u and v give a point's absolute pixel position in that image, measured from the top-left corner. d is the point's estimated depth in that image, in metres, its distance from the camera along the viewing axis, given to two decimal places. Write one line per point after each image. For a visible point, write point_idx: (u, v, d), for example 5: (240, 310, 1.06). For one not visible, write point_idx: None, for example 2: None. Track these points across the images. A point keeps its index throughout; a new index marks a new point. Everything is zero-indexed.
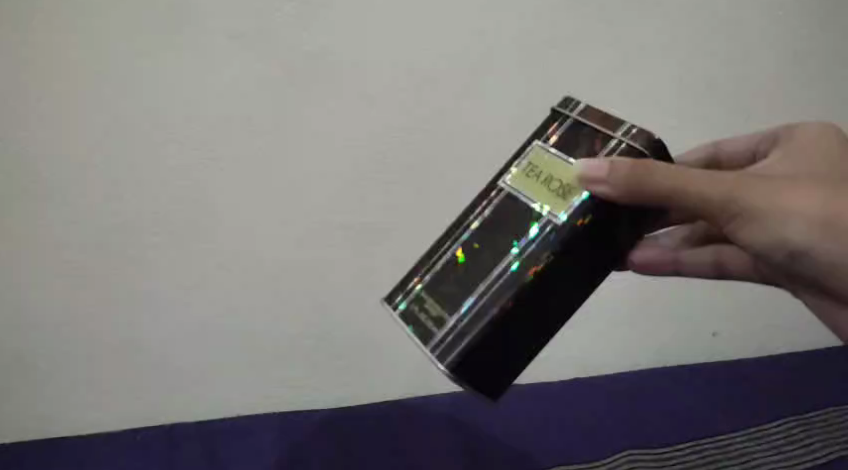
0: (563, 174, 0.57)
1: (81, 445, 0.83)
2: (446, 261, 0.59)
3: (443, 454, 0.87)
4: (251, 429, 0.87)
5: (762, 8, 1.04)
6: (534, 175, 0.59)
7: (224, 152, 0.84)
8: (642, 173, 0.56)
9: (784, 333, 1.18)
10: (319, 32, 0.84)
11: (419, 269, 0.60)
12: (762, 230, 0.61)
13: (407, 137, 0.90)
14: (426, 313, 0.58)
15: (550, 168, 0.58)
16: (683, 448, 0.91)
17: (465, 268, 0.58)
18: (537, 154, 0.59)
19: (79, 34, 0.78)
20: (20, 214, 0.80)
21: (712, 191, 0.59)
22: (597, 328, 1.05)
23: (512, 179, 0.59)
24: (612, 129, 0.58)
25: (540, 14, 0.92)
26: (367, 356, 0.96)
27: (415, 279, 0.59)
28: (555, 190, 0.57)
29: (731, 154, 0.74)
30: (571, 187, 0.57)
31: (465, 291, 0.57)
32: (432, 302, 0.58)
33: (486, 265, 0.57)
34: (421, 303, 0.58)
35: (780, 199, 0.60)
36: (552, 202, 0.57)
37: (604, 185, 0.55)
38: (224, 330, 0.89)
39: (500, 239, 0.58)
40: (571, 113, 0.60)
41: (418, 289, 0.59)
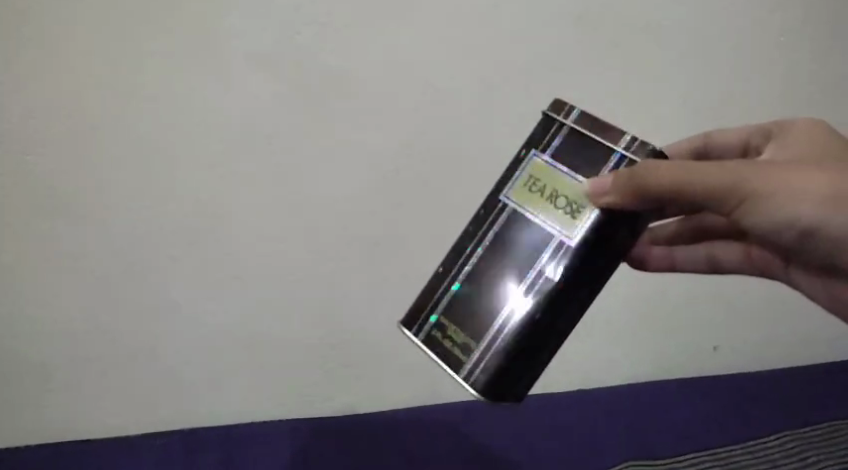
0: (568, 191, 0.59)
1: (100, 452, 0.86)
2: (463, 283, 0.61)
3: (449, 460, 0.91)
4: (265, 436, 0.90)
5: (769, 33, 1.06)
6: (537, 190, 0.60)
7: (241, 169, 0.86)
8: (645, 176, 0.57)
9: (781, 349, 1.20)
10: (337, 52, 0.85)
11: (435, 293, 0.62)
12: (770, 210, 0.62)
13: (420, 156, 0.92)
14: (451, 337, 0.60)
15: (553, 181, 0.59)
16: (681, 459, 0.95)
17: (484, 288, 0.60)
18: (537, 168, 0.61)
19: (105, 53, 0.78)
20: (44, 226, 0.81)
21: (714, 178, 0.60)
22: (604, 342, 1.08)
23: (516, 194, 0.61)
24: (615, 141, 0.59)
25: (553, 38, 0.93)
26: (375, 365, 0.99)
27: (434, 303, 0.61)
28: (562, 208, 0.59)
29: (721, 146, 0.75)
30: (579, 205, 0.58)
31: (486, 315, 0.60)
32: (455, 327, 0.60)
33: (504, 284, 0.60)
34: (444, 328, 0.61)
35: (788, 181, 0.61)
36: (562, 221, 0.59)
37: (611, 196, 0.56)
38: (239, 340, 0.92)
39: (514, 257, 0.60)
40: (566, 121, 0.60)
41: (438, 313, 0.61)
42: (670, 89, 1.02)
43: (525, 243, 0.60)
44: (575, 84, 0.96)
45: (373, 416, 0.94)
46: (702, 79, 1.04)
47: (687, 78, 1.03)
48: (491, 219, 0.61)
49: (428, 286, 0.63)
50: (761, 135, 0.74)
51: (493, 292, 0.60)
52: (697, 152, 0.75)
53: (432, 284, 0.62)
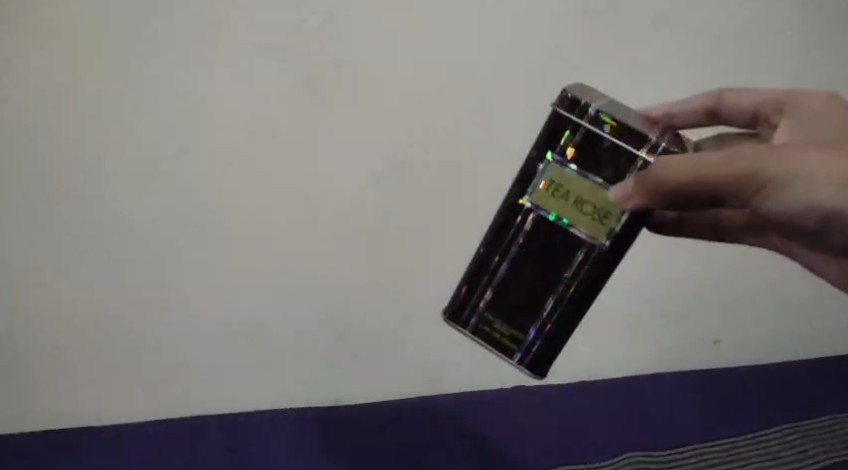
0: (592, 195, 0.62)
1: (105, 439, 0.86)
2: (500, 282, 0.67)
3: (456, 450, 0.92)
4: (273, 424, 0.91)
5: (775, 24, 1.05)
6: (561, 194, 0.63)
7: (247, 160, 0.86)
8: (662, 177, 0.58)
9: (781, 342, 1.22)
10: (347, 43, 0.84)
11: (476, 292, 0.68)
12: (792, 197, 0.58)
13: (426, 147, 0.93)
14: (499, 331, 0.68)
15: (575, 184, 0.63)
16: (682, 451, 0.95)
17: (518, 283, 0.67)
18: (560, 170, 0.63)
19: (111, 43, 0.77)
20: (53, 215, 0.81)
21: (729, 168, 0.58)
22: (607, 332, 1.09)
23: (540, 198, 0.64)
24: (636, 145, 0.62)
25: (559, 30, 0.93)
26: (377, 353, 1.02)
27: (477, 302, 0.68)
28: (589, 213, 0.63)
29: (732, 110, 0.75)
30: (604, 210, 0.62)
31: (522, 308, 0.67)
32: (499, 321, 0.68)
33: (534, 278, 0.67)
34: (490, 323, 0.68)
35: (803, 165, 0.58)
36: (590, 225, 0.63)
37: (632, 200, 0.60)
38: (245, 328, 0.95)
39: (542, 256, 0.66)
40: (583, 122, 0.62)
41: (483, 310, 0.68)
42: (676, 81, 1.02)
43: (549, 245, 0.65)
44: (579, 76, 0.96)
45: (376, 407, 0.95)
46: (709, 73, 1.04)
47: (693, 72, 1.03)
48: (517, 224, 0.65)
49: (468, 283, 0.68)
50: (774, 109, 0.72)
51: (525, 287, 0.67)
52: (708, 112, 0.76)
53: (472, 283, 0.68)
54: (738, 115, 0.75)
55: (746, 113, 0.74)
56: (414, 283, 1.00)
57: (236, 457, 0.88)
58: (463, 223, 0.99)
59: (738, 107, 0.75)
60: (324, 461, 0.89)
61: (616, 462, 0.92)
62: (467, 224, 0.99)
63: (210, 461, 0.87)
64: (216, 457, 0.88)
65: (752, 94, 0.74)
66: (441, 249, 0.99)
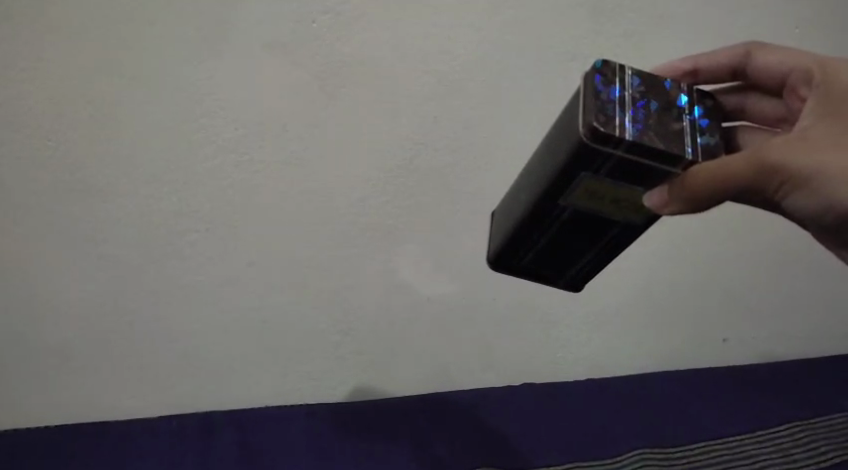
0: (627, 196, 0.63)
1: (118, 430, 0.88)
2: (535, 251, 0.72)
3: (464, 446, 0.92)
4: (281, 419, 0.92)
5: (789, 20, 1.04)
6: (597, 197, 0.64)
7: (258, 156, 0.87)
8: (692, 171, 0.59)
9: (797, 341, 1.20)
10: (354, 42, 0.86)
11: (515, 253, 0.74)
12: (810, 195, 0.59)
13: (435, 144, 0.93)
14: (538, 276, 0.76)
15: (610, 191, 0.63)
16: (692, 447, 0.96)
17: (552, 253, 0.72)
18: (594, 184, 0.62)
19: (126, 44, 0.80)
20: (68, 208, 0.83)
21: (761, 165, 0.59)
22: (617, 330, 1.09)
23: (575, 199, 0.64)
24: (670, 164, 0.60)
25: (568, 27, 0.93)
26: (391, 354, 1.01)
27: (517, 259, 0.75)
28: (625, 207, 0.64)
29: (760, 69, 0.73)
30: (638, 204, 0.64)
31: (560, 262, 0.73)
32: (538, 272, 0.75)
33: (567, 249, 0.71)
34: (531, 271, 0.76)
35: (819, 156, 0.59)
36: (628, 215, 0.65)
37: (669, 206, 0.60)
38: (254, 325, 0.94)
39: (572, 235, 0.69)
40: (615, 153, 0.59)
41: (523, 264, 0.75)
42: None
43: (585, 226, 0.67)
44: None
45: (386, 402, 0.96)
46: None
47: None
48: (552, 214, 0.67)
49: (507, 245, 0.74)
50: (804, 79, 0.68)
51: (562, 251, 0.71)
52: (732, 68, 0.74)
53: (510, 245, 0.74)
54: (763, 74, 0.73)
55: (773, 77, 0.72)
56: (426, 281, 0.99)
57: (243, 452, 0.88)
58: (474, 222, 0.98)
59: (763, 68, 0.72)
60: (331, 453, 0.90)
61: (624, 463, 0.92)
62: (478, 223, 0.98)
63: (218, 455, 0.88)
64: (227, 454, 0.88)
65: (782, 57, 0.71)
66: (452, 248, 0.98)
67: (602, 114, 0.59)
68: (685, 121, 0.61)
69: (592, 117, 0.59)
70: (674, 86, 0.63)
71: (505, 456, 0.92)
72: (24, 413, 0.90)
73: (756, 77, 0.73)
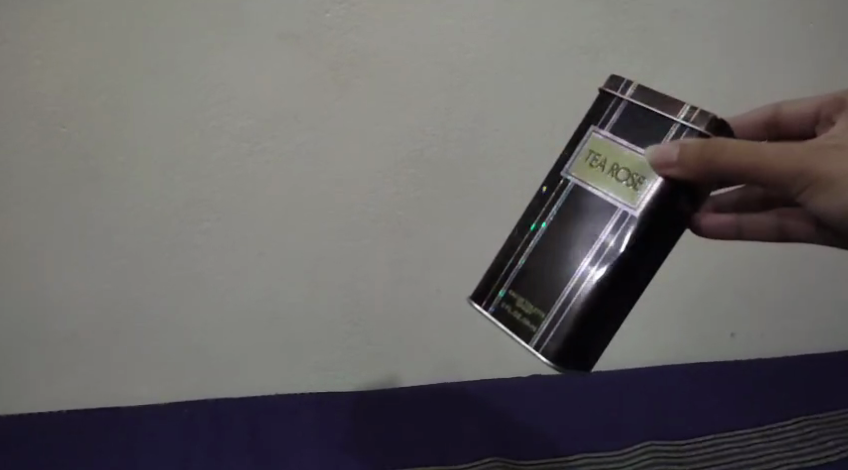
0: (628, 162, 0.61)
1: (129, 418, 0.91)
2: (528, 263, 0.64)
3: (470, 436, 0.92)
4: (289, 408, 0.94)
5: (805, 13, 1.04)
6: (597, 165, 0.63)
7: (268, 147, 0.87)
8: (712, 143, 0.59)
9: (807, 337, 1.21)
10: (367, 33, 0.86)
11: (501, 269, 0.65)
12: (829, 198, 0.66)
13: (446, 136, 0.93)
14: (521, 312, 0.63)
15: (612, 155, 0.62)
16: (697, 440, 0.96)
17: (547, 263, 0.63)
18: (598, 142, 0.63)
19: (138, 34, 0.80)
20: (79, 196, 0.84)
21: (786, 161, 0.64)
22: (631, 326, 1.09)
23: (576, 169, 0.63)
24: (673, 113, 0.61)
25: (582, 20, 0.93)
26: (401, 347, 1.02)
27: (501, 283, 0.65)
28: (623, 180, 0.61)
29: (790, 118, 0.77)
30: (637, 176, 0.61)
31: (548, 286, 0.63)
32: (523, 301, 0.64)
33: (567, 261, 0.63)
34: (512, 302, 0.64)
35: (845, 165, 0.65)
36: (624, 193, 0.61)
37: (676, 167, 0.59)
38: (264, 314, 0.95)
39: (574, 233, 0.63)
40: (623, 95, 0.63)
41: (507, 291, 0.65)
42: (703, 71, 1.01)
43: (581, 221, 0.62)
44: (605, 65, 0.96)
45: (392, 391, 0.98)
46: (740, 63, 1.03)
47: (725, 62, 1.02)
48: (551, 197, 0.64)
49: (497, 263, 0.66)
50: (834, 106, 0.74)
51: (559, 263, 0.63)
52: (765, 124, 0.78)
53: (499, 262, 0.66)
54: (797, 122, 0.77)
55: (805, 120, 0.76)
56: (435, 273, 0.99)
57: (251, 441, 0.90)
58: (483, 215, 0.98)
59: (795, 114, 0.77)
60: (337, 441, 0.91)
61: (633, 459, 0.92)
62: (487, 217, 0.99)
63: (227, 443, 0.90)
64: (235, 442, 0.90)
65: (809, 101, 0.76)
66: (461, 240, 0.99)
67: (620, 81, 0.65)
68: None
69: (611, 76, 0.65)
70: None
71: (512, 450, 0.91)
72: (37, 397, 0.92)
73: (788, 126, 0.77)
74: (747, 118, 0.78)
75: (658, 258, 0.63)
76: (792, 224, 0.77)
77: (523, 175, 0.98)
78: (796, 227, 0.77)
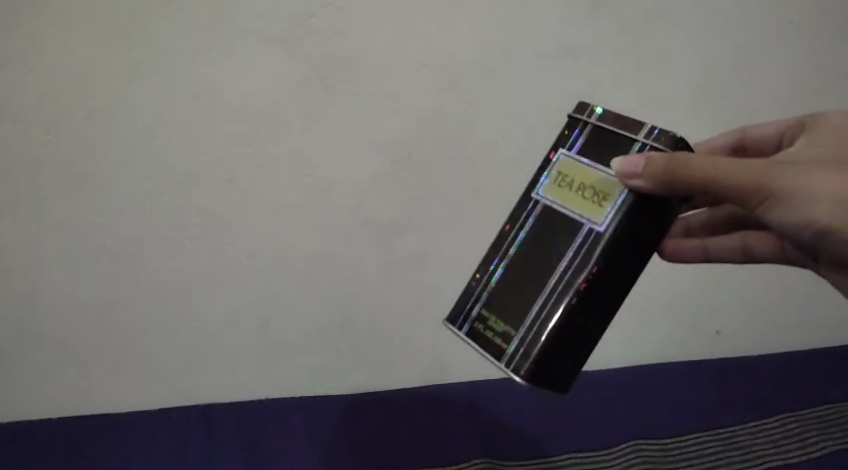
0: (595, 181, 0.63)
1: (120, 425, 0.90)
2: (500, 281, 0.65)
3: (460, 439, 0.93)
4: (281, 413, 0.94)
5: (785, 12, 1.05)
6: (565, 185, 0.64)
7: (256, 151, 0.88)
8: (683, 157, 0.60)
9: (792, 334, 1.22)
10: (353, 36, 0.86)
11: (474, 288, 0.66)
12: (789, 212, 0.65)
13: (434, 137, 0.93)
14: (492, 330, 0.64)
15: (579, 175, 0.64)
16: (685, 438, 0.97)
17: (518, 281, 0.64)
18: (566, 164, 0.64)
19: (126, 39, 0.80)
20: (68, 203, 0.84)
21: (743, 176, 0.64)
22: (618, 324, 1.10)
23: (545, 190, 0.65)
24: (635, 132, 0.63)
25: (566, 22, 0.94)
26: (393, 350, 1.02)
27: (474, 302, 0.66)
28: (590, 198, 0.63)
29: (758, 141, 0.78)
30: (603, 193, 0.62)
31: (518, 303, 0.64)
32: (495, 319, 0.64)
33: (539, 277, 0.64)
34: (485, 321, 0.65)
35: (805, 180, 0.64)
36: (591, 210, 0.62)
37: (641, 179, 0.60)
38: (254, 318, 0.95)
39: (545, 248, 0.64)
40: (589, 119, 0.65)
41: (479, 310, 0.66)
42: (686, 72, 1.02)
43: (550, 241, 0.64)
44: (590, 67, 0.97)
45: (384, 395, 0.98)
46: (722, 63, 1.04)
47: (707, 63, 1.03)
48: (522, 218, 0.66)
49: (470, 282, 0.67)
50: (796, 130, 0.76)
51: (529, 279, 0.64)
52: (732, 147, 0.80)
53: (472, 281, 0.67)
54: (762, 145, 0.78)
55: (769, 143, 0.78)
56: (425, 274, 1.00)
57: (244, 447, 0.90)
58: (472, 216, 0.99)
59: (761, 137, 0.78)
60: (330, 446, 0.92)
61: (621, 458, 0.93)
62: (476, 217, 0.99)
63: (221, 448, 0.90)
64: (228, 448, 0.90)
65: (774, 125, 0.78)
66: (450, 242, 0.99)
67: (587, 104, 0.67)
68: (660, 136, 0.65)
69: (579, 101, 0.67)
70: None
71: (501, 450, 0.93)
72: (26, 405, 0.91)
73: (753, 150, 0.79)
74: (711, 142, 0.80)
75: (628, 278, 0.63)
76: (757, 244, 0.78)
77: (511, 176, 0.99)
78: (762, 245, 0.78)
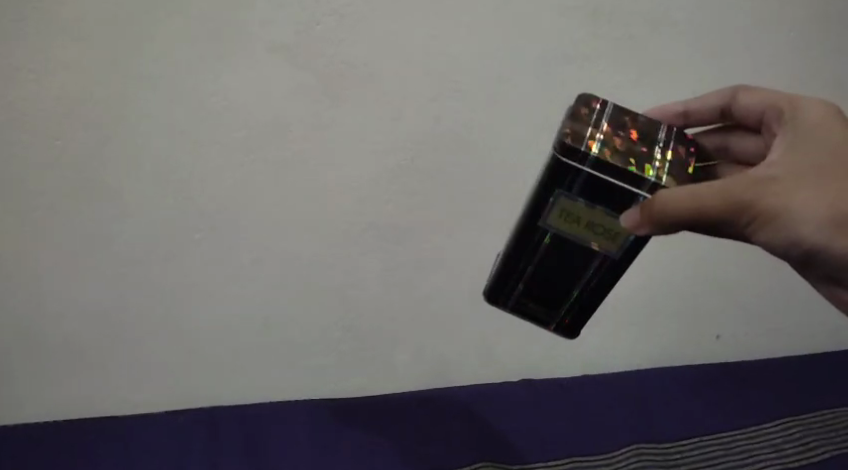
0: (600, 219, 0.65)
1: (126, 426, 0.91)
2: (530, 278, 0.72)
3: (462, 444, 0.94)
4: (285, 415, 0.95)
5: (791, 20, 1.05)
6: (572, 220, 0.66)
7: (261, 156, 0.88)
8: (667, 196, 0.61)
9: (790, 339, 1.24)
10: (357, 43, 0.85)
11: (507, 281, 0.73)
12: (778, 232, 0.64)
13: (436, 143, 0.94)
14: (534, 312, 0.74)
15: (586, 213, 0.65)
16: (685, 444, 0.98)
17: (546, 280, 0.71)
18: (570, 204, 0.65)
19: (129, 47, 0.79)
20: (75, 209, 0.85)
21: (731, 199, 0.63)
22: (616, 328, 1.12)
23: (550, 221, 0.66)
24: (636, 185, 0.63)
25: (571, 29, 0.93)
26: (394, 350, 1.05)
27: (511, 290, 0.74)
28: (601, 233, 0.66)
29: (743, 112, 0.76)
30: (613, 231, 0.65)
31: (551, 294, 0.72)
32: (534, 305, 0.74)
33: (563, 276, 0.70)
34: (525, 305, 0.74)
35: (791, 199, 0.63)
36: (603, 242, 0.66)
37: (641, 226, 0.63)
38: (256, 323, 0.97)
39: (565, 255, 0.68)
40: (584, 167, 0.63)
41: (516, 296, 0.74)
42: (684, 79, 1.03)
43: (567, 255, 0.68)
44: (591, 75, 0.98)
45: (387, 398, 0.98)
46: (723, 70, 1.05)
47: (706, 70, 1.04)
48: (535, 239, 0.68)
49: (501, 274, 0.73)
50: (775, 116, 0.73)
51: (554, 278, 0.71)
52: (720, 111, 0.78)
53: (503, 274, 0.73)
54: (746, 118, 0.76)
55: (752, 116, 0.76)
56: (425, 277, 1.02)
57: (249, 450, 0.91)
58: (474, 221, 1.00)
59: (744, 108, 0.76)
60: (334, 452, 0.92)
61: (620, 461, 0.95)
62: (477, 222, 1.01)
63: (226, 450, 0.91)
64: (233, 451, 0.91)
65: (759, 98, 0.75)
66: (452, 248, 1.01)
67: (574, 132, 0.64)
68: (658, 151, 0.65)
69: (565, 134, 0.63)
70: (656, 123, 0.68)
71: (500, 454, 0.94)
72: (33, 407, 0.93)
73: (739, 118, 0.77)
74: (701, 102, 0.78)
75: None
76: None
77: (512, 182, 1.00)
78: None
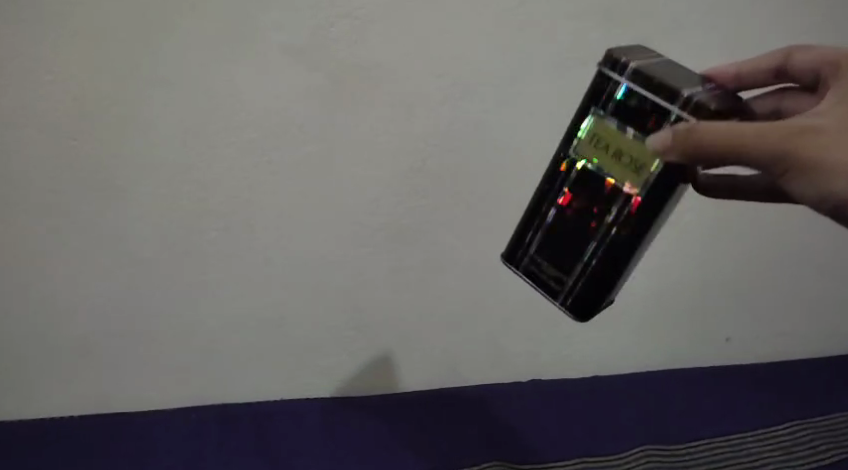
0: (628, 145, 0.59)
1: (142, 425, 0.96)
2: (545, 229, 0.64)
3: (471, 439, 0.95)
4: (298, 415, 0.98)
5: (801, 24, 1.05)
6: (599, 145, 0.60)
7: (273, 158, 0.89)
8: (705, 124, 0.56)
9: (800, 339, 1.24)
10: (371, 44, 0.85)
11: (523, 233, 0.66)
12: (812, 184, 0.60)
13: (448, 144, 0.94)
14: (546, 273, 0.64)
15: (615, 137, 0.59)
16: (696, 444, 0.98)
17: (563, 232, 0.63)
18: (600, 124, 0.60)
19: (144, 43, 0.79)
20: (89, 208, 0.86)
21: (771, 140, 0.58)
22: (621, 328, 1.13)
23: (578, 146, 0.61)
24: (673, 101, 0.57)
25: (584, 30, 0.93)
26: (412, 355, 1.07)
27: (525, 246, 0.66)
28: (628, 163, 0.59)
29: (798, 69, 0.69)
30: (640, 161, 0.58)
31: (569, 249, 0.63)
32: (547, 265, 0.64)
33: (580, 227, 0.62)
34: (539, 265, 0.65)
35: (834, 148, 0.58)
36: (626, 176, 0.59)
37: (670, 150, 0.56)
38: (268, 322, 0.98)
39: (587, 199, 0.61)
40: (621, 78, 0.59)
41: (532, 253, 0.65)
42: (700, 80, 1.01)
43: (587, 201, 0.62)
44: None
45: (397, 399, 1.01)
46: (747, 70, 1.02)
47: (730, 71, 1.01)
48: (559, 173, 0.63)
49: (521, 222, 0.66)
50: (832, 73, 0.66)
51: (573, 230, 0.63)
52: (776, 70, 0.70)
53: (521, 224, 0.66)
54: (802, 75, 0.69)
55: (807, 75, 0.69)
56: (437, 277, 1.02)
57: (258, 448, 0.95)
58: (484, 220, 1.01)
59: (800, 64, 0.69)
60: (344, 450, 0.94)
61: (630, 462, 0.95)
62: (487, 223, 1.01)
63: (236, 447, 0.95)
64: (243, 448, 0.95)
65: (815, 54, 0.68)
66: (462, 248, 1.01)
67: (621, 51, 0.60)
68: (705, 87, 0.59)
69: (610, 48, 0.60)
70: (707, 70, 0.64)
71: (510, 453, 0.94)
72: (47, 403, 0.95)
73: (794, 77, 0.70)
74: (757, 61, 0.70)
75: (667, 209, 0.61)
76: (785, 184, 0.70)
77: (522, 183, 1.00)
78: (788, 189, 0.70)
